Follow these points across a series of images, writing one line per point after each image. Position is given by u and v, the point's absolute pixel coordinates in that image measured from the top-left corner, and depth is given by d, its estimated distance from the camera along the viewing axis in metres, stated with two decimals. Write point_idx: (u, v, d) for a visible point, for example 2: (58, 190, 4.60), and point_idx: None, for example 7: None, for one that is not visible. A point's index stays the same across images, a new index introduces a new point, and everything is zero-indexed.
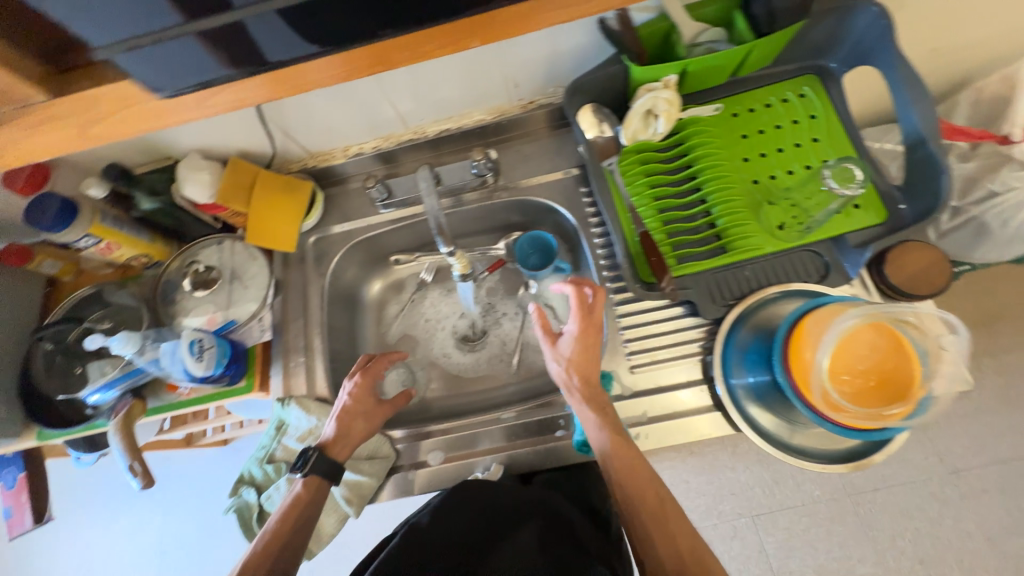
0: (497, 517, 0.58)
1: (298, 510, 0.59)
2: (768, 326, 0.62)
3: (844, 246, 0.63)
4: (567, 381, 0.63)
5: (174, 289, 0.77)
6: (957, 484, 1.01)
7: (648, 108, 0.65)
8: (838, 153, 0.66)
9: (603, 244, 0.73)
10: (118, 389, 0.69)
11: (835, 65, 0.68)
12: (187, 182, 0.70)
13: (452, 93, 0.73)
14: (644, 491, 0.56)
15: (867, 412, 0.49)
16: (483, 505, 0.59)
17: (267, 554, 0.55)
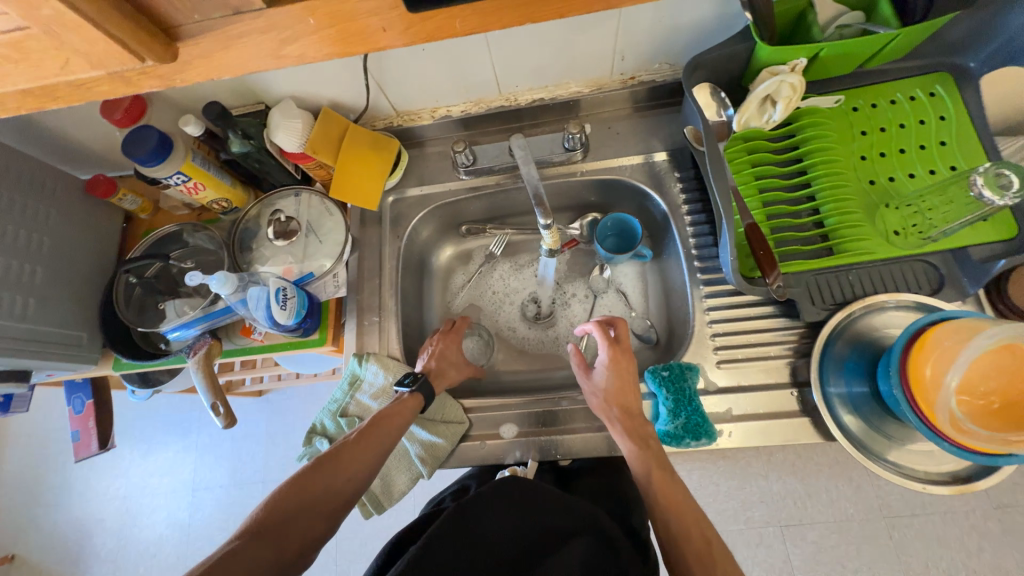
0: (536, 521, 0.56)
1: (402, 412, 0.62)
2: (871, 337, 0.59)
3: (965, 260, 0.60)
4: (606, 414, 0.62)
5: (251, 237, 0.77)
6: (1001, 519, 0.97)
7: (769, 94, 0.61)
8: (967, 160, 0.61)
9: (696, 233, 0.71)
10: (196, 329, 0.70)
11: (975, 65, 0.62)
12: (278, 130, 0.69)
13: (553, 62, 0.70)
14: (679, 510, 0.54)
15: (994, 435, 0.47)
16: (527, 510, 0.57)
17: (378, 431, 0.60)
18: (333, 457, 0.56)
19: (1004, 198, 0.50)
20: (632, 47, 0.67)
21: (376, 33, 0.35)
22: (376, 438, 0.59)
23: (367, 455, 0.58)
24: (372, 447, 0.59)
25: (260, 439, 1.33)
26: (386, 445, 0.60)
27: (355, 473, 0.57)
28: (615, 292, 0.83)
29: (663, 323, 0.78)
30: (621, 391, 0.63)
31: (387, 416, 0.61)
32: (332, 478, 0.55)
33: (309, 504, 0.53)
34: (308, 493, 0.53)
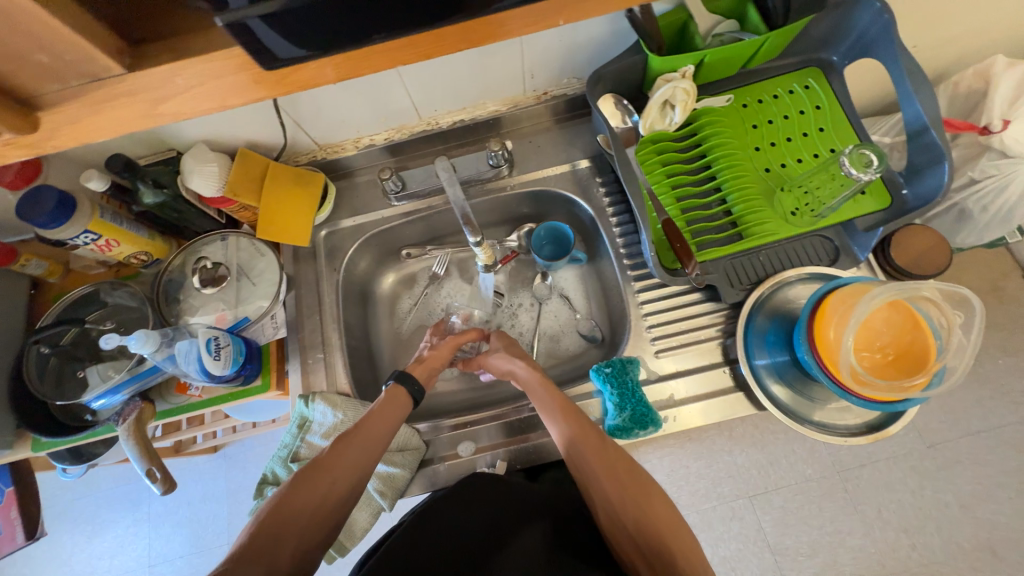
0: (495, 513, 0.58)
1: (391, 410, 0.62)
2: (784, 310, 0.65)
3: (853, 230, 0.67)
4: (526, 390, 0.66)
5: (178, 288, 0.73)
6: (936, 456, 1.05)
7: (666, 99, 0.65)
8: (843, 142, 0.69)
9: (623, 233, 0.75)
10: (124, 393, 0.66)
11: (837, 58, 0.71)
12: (193, 175, 0.66)
13: (465, 86, 0.72)
14: (613, 471, 0.56)
15: (889, 384, 0.52)
16: (488, 501, 0.60)
17: (367, 432, 0.59)
18: (319, 463, 0.55)
19: (867, 174, 0.57)
20: (538, 65, 0.71)
21: (250, 88, 0.37)
22: (364, 441, 0.58)
23: (355, 457, 0.57)
24: (358, 447, 0.57)
25: (220, 497, 1.25)
26: (374, 449, 0.58)
27: (346, 473, 0.55)
28: (558, 297, 0.85)
29: (606, 322, 0.81)
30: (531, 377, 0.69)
31: (373, 419, 0.60)
32: (322, 485, 0.54)
33: (301, 514, 0.52)
34: (299, 503, 0.52)
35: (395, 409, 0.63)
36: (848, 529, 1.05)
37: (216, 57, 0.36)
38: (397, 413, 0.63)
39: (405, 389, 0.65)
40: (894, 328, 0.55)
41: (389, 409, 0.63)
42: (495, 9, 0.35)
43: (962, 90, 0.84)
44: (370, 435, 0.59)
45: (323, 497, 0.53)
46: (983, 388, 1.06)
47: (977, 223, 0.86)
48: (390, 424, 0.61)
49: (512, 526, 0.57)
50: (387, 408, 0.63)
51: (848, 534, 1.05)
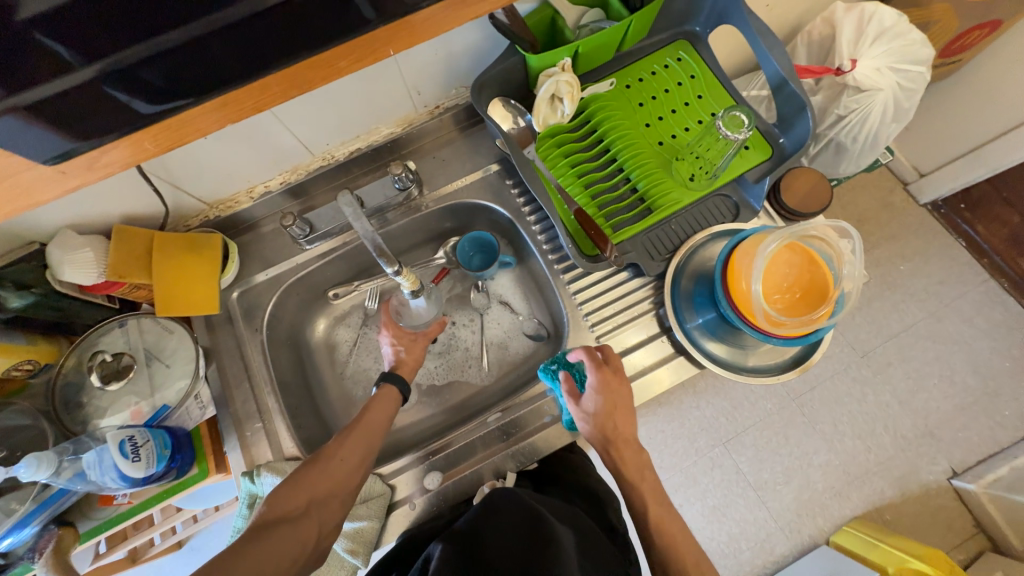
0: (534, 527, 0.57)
1: (385, 406, 0.66)
2: (703, 271, 0.68)
3: (746, 184, 0.71)
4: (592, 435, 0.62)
5: (77, 391, 0.65)
6: (869, 364, 1.16)
7: (553, 94, 0.66)
8: (721, 105, 0.73)
9: (542, 229, 0.76)
10: (35, 524, 0.58)
11: (700, 29, 0.75)
12: (64, 266, 0.59)
13: (351, 115, 0.69)
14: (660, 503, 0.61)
15: (801, 320, 0.57)
16: (521, 523, 0.54)
17: (365, 429, 0.62)
18: (329, 451, 0.59)
19: (743, 132, 0.61)
20: (422, 80, 0.70)
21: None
22: (366, 429, 0.63)
23: (361, 441, 0.61)
24: (359, 436, 0.61)
25: None
26: (376, 434, 0.63)
27: (351, 460, 0.59)
28: (498, 304, 0.85)
29: (548, 318, 0.82)
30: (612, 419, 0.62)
31: (371, 409, 0.65)
32: (336, 468, 0.58)
33: (321, 492, 0.56)
34: (314, 484, 0.56)
35: (388, 401, 0.67)
36: (813, 449, 1.13)
37: None
38: (391, 400, 0.67)
39: (397, 385, 0.68)
40: (796, 268, 0.60)
41: (386, 400, 0.67)
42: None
43: (815, 38, 0.92)
44: (369, 422, 0.63)
45: (332, 483, 0.57)
46: (894, 294, 1.18)
47: (853, 152, 0.95)
48: (388, 409, 0.66)
49: (551, 533, 0.52)
50: (384, 398, 0.67)
51: (813, 453, 1.13)
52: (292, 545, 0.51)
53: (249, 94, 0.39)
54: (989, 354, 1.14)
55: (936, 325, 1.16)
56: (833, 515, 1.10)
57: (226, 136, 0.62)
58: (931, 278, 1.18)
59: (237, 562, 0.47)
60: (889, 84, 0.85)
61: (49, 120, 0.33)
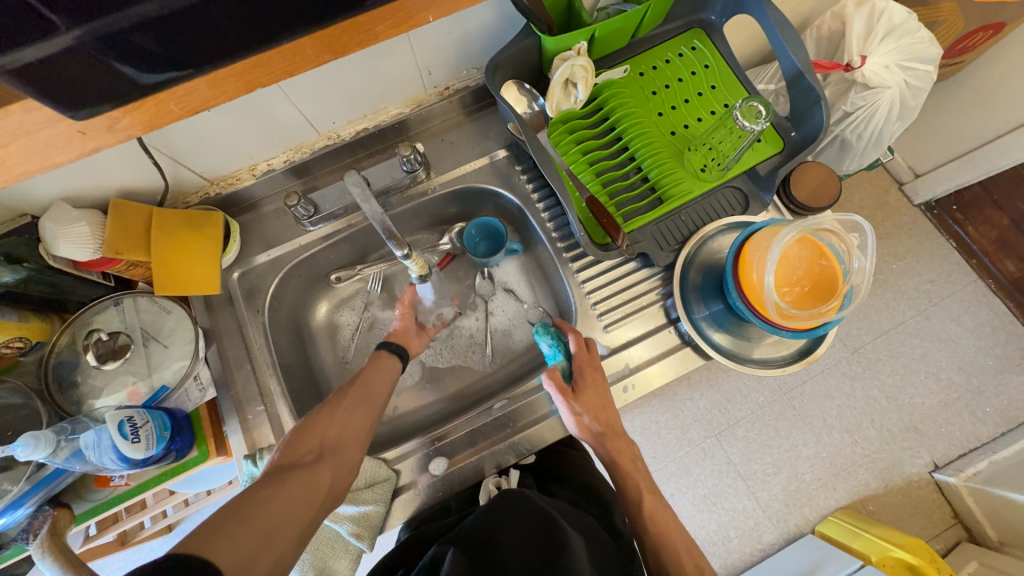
0: None
1: (384, 365, 0.67)
2: (712, 262, 0.68)
3: (757, 177, 0.71)
4: (588, 430, 0.63)
5: (71, 370, 0.63)
6: (858, 359, 1.18)
7: (567, 78, 0.65)
8: (734, 96, 0.73)
9: (551, 216, 0.76)
10: (30, 504, 0.57)
11: (715, 18, 0.74)
12: (58, 239, 0.57)
13: (361, 93, 0.67)
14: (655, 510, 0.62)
15: (810, 313, 0.57)
16: (533, 523, 0.54)
17: (366, 383, 0.63)
18: (332, 406, 0.59)
19: (759, 124, 0.61)
20: (434, 59, 0.68)
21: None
22: (369, 388, 0.63)
23: (364, 397, 0.62)
24: (362, 391, 0.62)
25: None
26: (376, 394, 0.63)
27: (355, 411, 0.60)
28: (503, 291, 0.84)
29: (553, 306, 0.81)
30: (597, 407, 0.64)
31: (371, 371, 0.65)
32: (340, 422, 0.58)
33: (331, 442, 0.55)
34: (322, 436, 0.55)
35: (390, 367, 0.68)
36: (803, 441, 1.16)
37: None
38: (390, 365, 0.68)
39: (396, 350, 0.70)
40: (805, 262, 0.60)
41: (386, 363, 0.67)
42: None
43: (824, 33, 0.91)
44: (370, 381, 0.64)
45: (340, 431, 0.57)
46: (886, 292, 1.20)
47: (856, 150, 0.96)
48: (388, 374, 0.67)
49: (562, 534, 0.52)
50: (383, 366, 0.67)
51: (803, 445, 1.15)
52: (307, 489, 0.49)
53: (279, 57, 0.37)
54: (976, 352, 1.16)
55: (925, 323, 1.18)
56: (819, 505, 1.13)
57: (231, 110, 0.59)
58: (922, 277, 1.20)
59: (257, 501, 0.45)
60: (897, 82, 0.85)
61: (69, 79, 0.30)
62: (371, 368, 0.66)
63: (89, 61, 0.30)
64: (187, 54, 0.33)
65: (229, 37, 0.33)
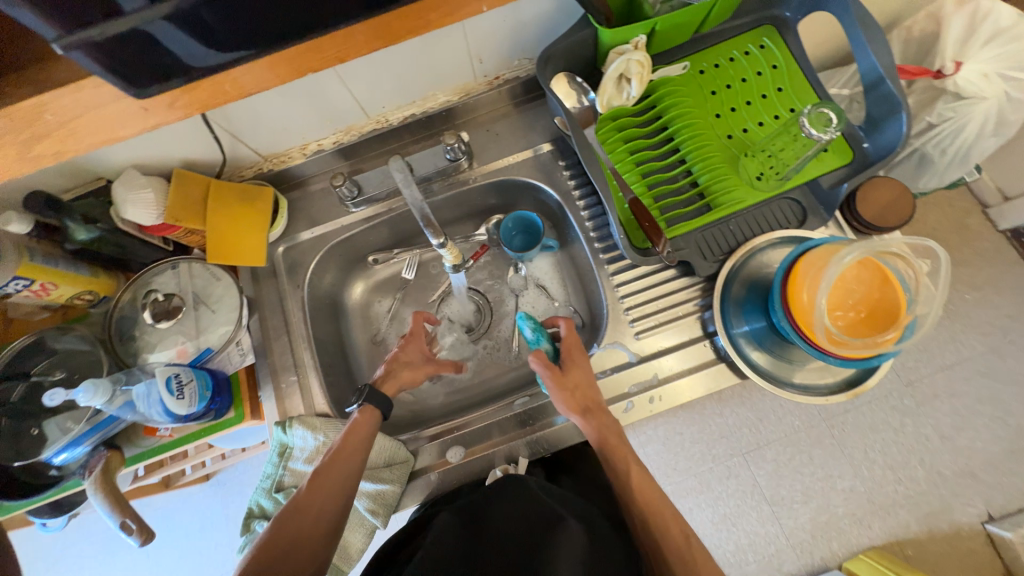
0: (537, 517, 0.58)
1: (360, 432, 0.61)
2: (759, 276, 0.64)
3: (819, 190, 0.66)
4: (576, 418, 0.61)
5: (131, 325, 0.68)
6: (913, 393, 1.09)
7: (621, 73, 0.63)
8: (803, 100, 0.67)
9: (591, 215, 0.74)
10: (87, 443, 0.63)
11: (790, 14, 0.69)
12: (126, 203, 0.61)
13: (412, 79, 0.68)
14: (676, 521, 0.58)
15: (864, 342, 0.53)
16: (530, 503, 0.60)
17: (336, 465, 0.58)
18: (303, 502, 0.55)
19: (828, 133, 0.56)
20: (486, 47, 0.67)
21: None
22: (340, 471, 0.58)
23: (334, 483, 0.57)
24: (333, 475, 0.57)
25: (219, 524, 1.21)
26: (350, 477, 0.58)
27: (324, 506, 0.56)
28: (535, 287, 0.83)
29: (584, 307, 0.80)
30: (586, 391, 0.62)
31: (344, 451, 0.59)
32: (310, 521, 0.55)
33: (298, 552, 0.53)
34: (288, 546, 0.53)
35: (366, 427, 0.62)
36: (839, 473, 1.09)
37: None
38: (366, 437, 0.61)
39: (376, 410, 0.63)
40: (864, 287, 0.56)
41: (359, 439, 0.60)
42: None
43: (915, 34, 0.83)
44: (339, 466, 0.58)
45: (304, 539, 0.54)
46: (954, 324, 1.10)
47: (937, 166, 0.87)
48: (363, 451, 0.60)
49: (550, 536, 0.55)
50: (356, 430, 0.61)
51: (839, 477, 1.08)
52: None
53: (331, 43, 0.38)
54: None
55: (996, 362, 1.07)
56: (849, 542, 1.06)
57: (287, 91, 0.61)
58: (999, 311, 1.09)
59: None
60: (996, 93, 0.76)
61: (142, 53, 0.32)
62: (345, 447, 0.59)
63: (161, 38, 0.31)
64: (250, 35, 0.34)
65: (289, 21, 0.34)
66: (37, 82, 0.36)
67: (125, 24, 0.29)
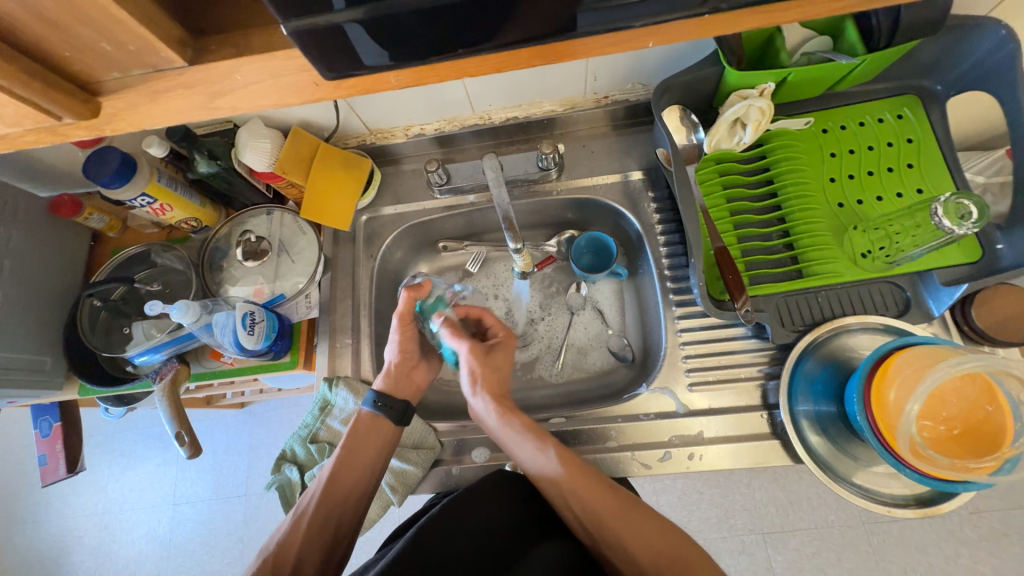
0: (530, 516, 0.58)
1: (370, 430, 0.63)
2: (840, 358, 0.59)
3: (931, 282, 0.59)
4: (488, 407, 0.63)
5: (222, 256, 0.75)
6: (976, 524, 0.97)
7: (738, 117, 0.61)
8: (934, 182, 0.62)
9: (669, 253, 0.71)
10: (163, 353, 0.69)
11: (940, 88, 0.63)
12: (247, 149, 0.67)
13: (526, 83, 0.69)
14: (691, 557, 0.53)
15: (953, 463, 0.47)
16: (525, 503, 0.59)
17: (343, 460, 0.61)
18: (328, 486, 0.59)
19: (963, 228, 0.51)
20: (604, 67, 0.67)
21: (308, 87, 0.35)
22: (359, 460, 0.62)
23: (359, 469, 0.62)
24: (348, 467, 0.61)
25: (242, 450, 1.30)
26: (359, 467, 0.61)
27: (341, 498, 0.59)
28: (592, 310, 0.82)
29: (639, 342, 0.78)
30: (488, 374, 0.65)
31: (359, 443, 0.63)
32: (335, 507, 0.59)
33: (330, 534, 0.58)
34: (317, 530, 0.57)
35: (380, 424, 0.64)
36: None
37: (281, 56, 0.33)
38: (386, 433, 0.64)
39: (387, 418, 0.64)
40: (962, 399, 0.50)
41: (374, 437, 0.63)
42: (574, 33, 0.31)
43: None
44: (355, 448, 0.62)
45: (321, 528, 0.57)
46: None
47: None
48: (382, 443, 0.64)
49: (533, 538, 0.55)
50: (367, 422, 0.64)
51: None
52: None
53: None
54: None
55: None
56: None
57: None
58: None
59: None
60: None
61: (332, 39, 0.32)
62: (362, 437, 0.63)
63: (342, 38, 0.29)
64: None
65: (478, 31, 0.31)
66: (218, 44, 0.34)
67: (319, 22, 0.28)
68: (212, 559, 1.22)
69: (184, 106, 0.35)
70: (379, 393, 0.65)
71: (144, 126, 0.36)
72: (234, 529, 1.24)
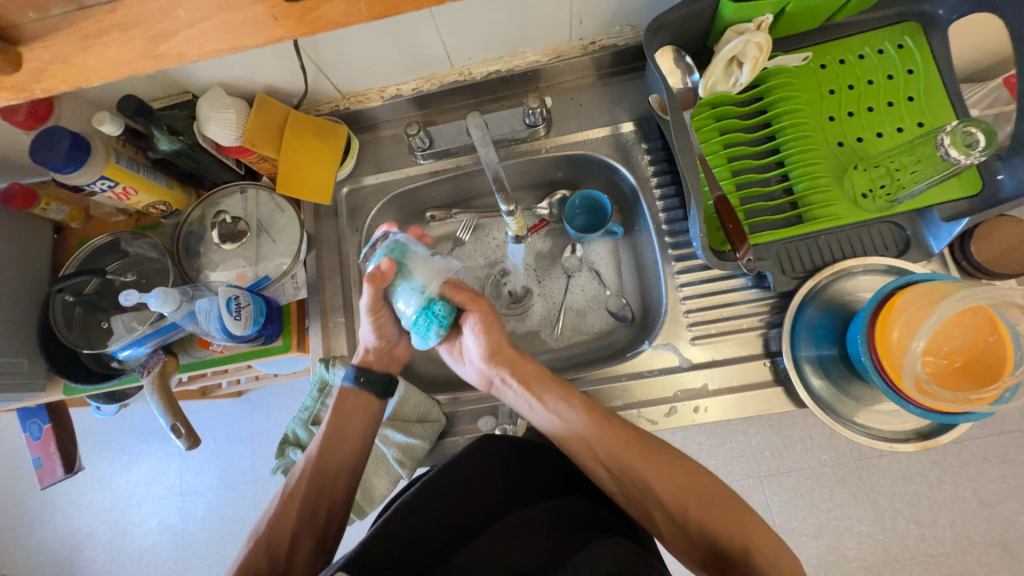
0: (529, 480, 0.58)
1: (358, 415, 0.64)
2: (842, 302, 0.59)
3: (931, 218, 0.58)
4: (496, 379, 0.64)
5: (197, 241, 0.70)
6: (959, 452, 1.01)
7: (734, 55, 0.57)
8: (935, 115, 0.60)
9: (665, 206, 0.69)
10: (148, 345, 0.66)
11: (942, 13, 0.60)
12: (210, 121, 0.62)
13: (507, 30, 0.64)
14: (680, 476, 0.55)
15: (953, 395, 0.48)
16: (525, 467, 0.59)
17: (327, 450, 0.61)
18: (316, 463, 0.61)
19: (970, 156, 0.50)
20: (590, 6, 0.62)
21: (268, 24, 0.33)
22: (347, 435, 0.62)
23: (347, 446, 0.62)
24: (333, 446, 0.61)
25: (244, 437, 1.29)
26: (345, 459, 0.62)
27: (336, 476, 0.61)
28: (588, 271, 0.80)
29: (638, 301, 0.77)
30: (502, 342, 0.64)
31: (344, 423, 0.63)
32: (326, 484, 0.61)
33: (322, 512, 0.60)
34: (308, 508, 0.59)
35: (369, 410, 0.64)
36: (858, 515, 1.03)
37: None
38: (371, 407, 0.64)
39: (373, 393, 0.64)
40: (964, 332, 0.50)
41: (361, 411, 0.64)
42: None
43: None
44: (349, 432, 0.63)
45: (316, 507, 0.59)
46: None
47: None
48: (367, 420, 0.64)
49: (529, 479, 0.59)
50: (342, 400, 0.63)
51: (857, 519, 1.03)
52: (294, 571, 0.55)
53: None
54: None
55: None
56: None
57: (379, 30, 0.60)
58: None
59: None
60: None
61: None
62: (348, 414, 0.63)
63: None
64: None
65: None
66: None
67: None
68: (226, 543, 1.24)
69: (125, 53, 0.32)
70: (361, 367, 0.64)
71: (80, 84, 0.33)
72: (245, 513, 1.25)
